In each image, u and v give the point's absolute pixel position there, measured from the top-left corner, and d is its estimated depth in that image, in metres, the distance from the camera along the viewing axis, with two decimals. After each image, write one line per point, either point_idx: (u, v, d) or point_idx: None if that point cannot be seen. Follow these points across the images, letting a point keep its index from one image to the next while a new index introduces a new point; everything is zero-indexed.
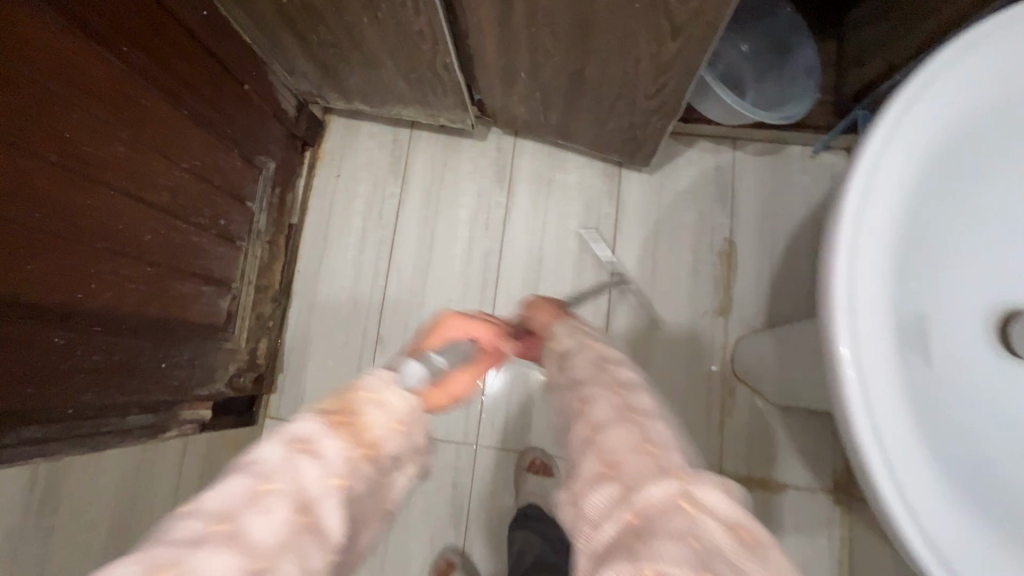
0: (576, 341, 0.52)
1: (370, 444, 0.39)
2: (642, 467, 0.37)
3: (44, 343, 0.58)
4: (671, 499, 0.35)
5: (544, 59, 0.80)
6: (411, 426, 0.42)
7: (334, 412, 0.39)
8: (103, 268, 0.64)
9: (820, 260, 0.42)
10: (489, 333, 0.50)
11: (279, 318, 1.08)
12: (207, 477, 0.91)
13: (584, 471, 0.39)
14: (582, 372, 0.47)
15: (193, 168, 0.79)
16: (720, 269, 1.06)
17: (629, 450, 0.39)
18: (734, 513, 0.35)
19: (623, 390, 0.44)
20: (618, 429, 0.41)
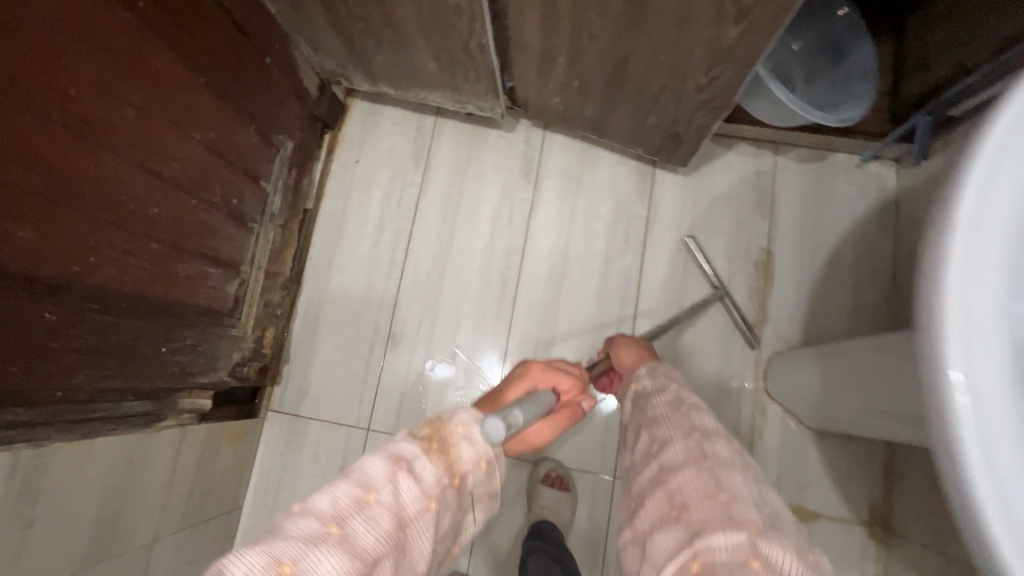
0: (658, 383, 0.60)
1: (459, 475, 0.41)
2: (709, 513, 0.41)
3: (35, 319, 0.52)
4: (739, 550, 0.38)
5: (589, 43, 0.74)
6: (492, 466, 0.43)
7: (431, 440, 0.40)
8: (105, 240, 0.59)
9: (924, 262, 0.34)
10: (567, 386, 0.61)
11: (289, 306, 1.02)
12: (202, 470, 0.85)
13: (662, 520, 0.44)
14: (660, 412, 0.54)
15: (207, 140, 0.74)
16: (756, 280, 1.00)
17: (699, 497, 0.43)
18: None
19: (698, 435, 0.49)
20: (692, 474, 0.45)
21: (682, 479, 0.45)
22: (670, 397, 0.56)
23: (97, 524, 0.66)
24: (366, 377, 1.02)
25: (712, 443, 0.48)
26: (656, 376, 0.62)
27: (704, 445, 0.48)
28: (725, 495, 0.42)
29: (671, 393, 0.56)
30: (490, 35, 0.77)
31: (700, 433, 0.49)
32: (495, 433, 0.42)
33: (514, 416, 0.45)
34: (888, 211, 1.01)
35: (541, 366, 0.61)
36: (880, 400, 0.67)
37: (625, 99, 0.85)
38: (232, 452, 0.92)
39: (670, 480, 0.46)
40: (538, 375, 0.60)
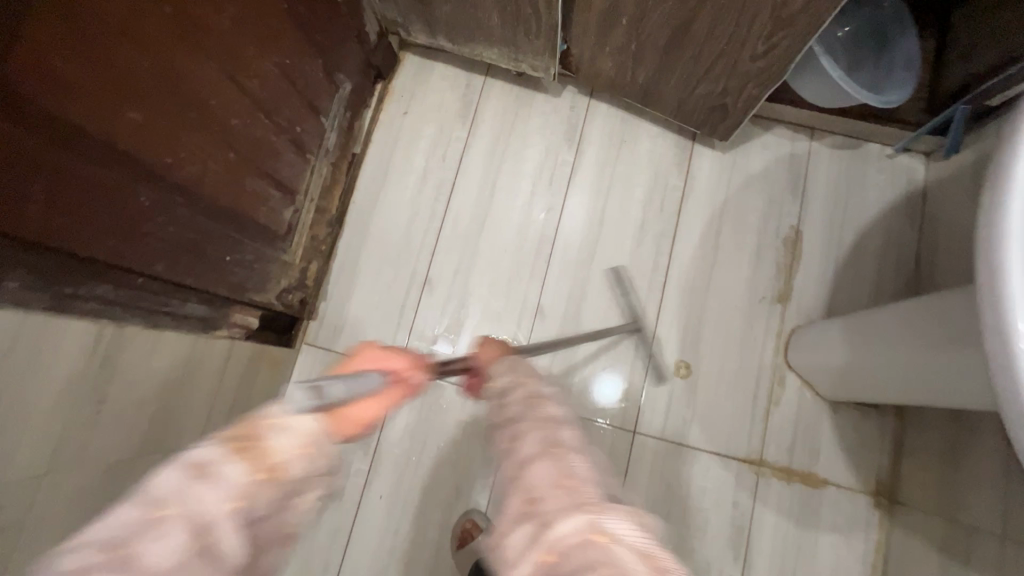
0: (512, 380, 0.51)
1: (274, 469, 0.33)
2: (558, 503, 0.39)
3: (130, 199, 0.55)
4: (584, 535, 0.37)
5: (653, 6, 0.78)
6: (320, 449, 0.36)
7: (231, 440, 0.33)
8: (192, 139, 0.62)
9: (985, 220, 0.42)
10: (405, 364, 0.46)
11: (330, 244, 1.06)
12: (245, 387, 0.88)
13: (513, 517, 0.40)
14: (514, 409, 0.47)
15: (282, 64, 0.77)
16: (784, 257, 1.04)
17: (548, 487, 0.40)
18: (642, 542, 0.38)
19: (550, 424, 0.45)
20: (542, 464, 0.42)
21: (532, 472, 0.42)
22: (524, 393, 0.49)
23: (156, 416, 0.69)
24: (400, 319, 1.05)
25: (561, 430, 0.45)
26: (513, 373, 0.52)
27: (554, 434, 0.44)
28: (571, 482, 0.41)
29: (524, 390, 0.49)
30: None
31: (551, 421, 0.46)
32: (303, 404, 0.36)
33: (328, 388, 0.38)
34: (914, 200, 1.05)
35: (373, 343, 0.48)
36: (918, 362, 0.71)
37: (678, 67, 0.89)
38: (268, 378, 0.95)
39: (521, 474, 0.42)
40: (366, 357, 0.46)
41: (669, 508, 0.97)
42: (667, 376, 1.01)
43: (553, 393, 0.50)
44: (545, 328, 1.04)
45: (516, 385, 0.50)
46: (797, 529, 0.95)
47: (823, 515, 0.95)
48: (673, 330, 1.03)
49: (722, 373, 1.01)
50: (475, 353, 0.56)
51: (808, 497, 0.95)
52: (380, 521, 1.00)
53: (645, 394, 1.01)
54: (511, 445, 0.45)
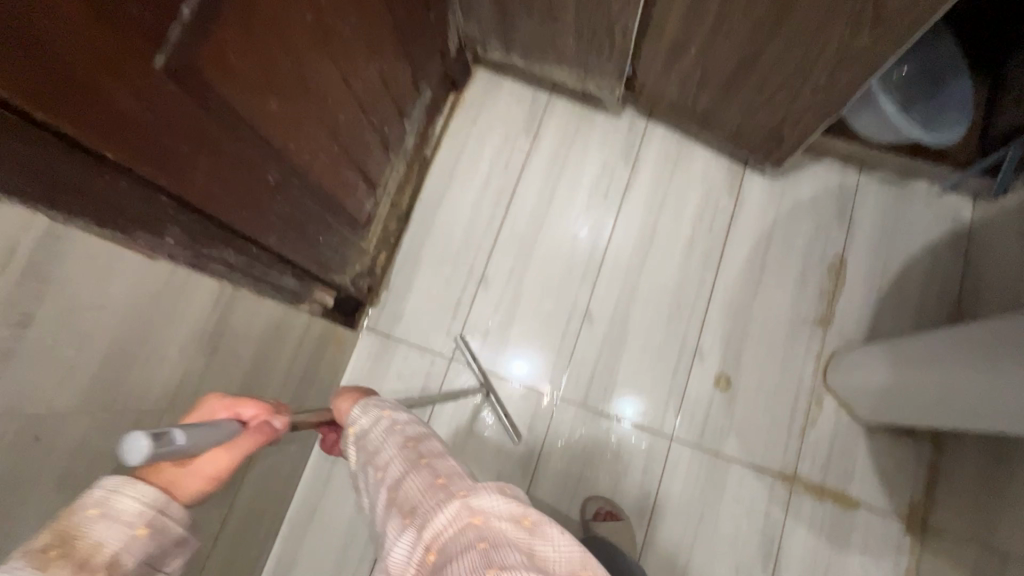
0: (372, 418, 0.52)
1: (108, 563, 0.35)
2: (431, 501, 0.44)
3: (263, 176, 0.63)
4: (461, 521, 0.43)
5: (723, 38, 0.85)
6: (156, 529, 0.38)
7: (49, 549, 0.33)
8: (311, 131, 0.70)
9: None
10: (260, 410, 0.48)
11: (396, 238, 1.13)
12: (315, 361, 0.95)
13: (396, 528, 0.44)
14: (378, 446, 0.50)
15: (382, 70, 0.85)
16: (827, 282, 1.08)
17: (422, 492, 0.45)
18: (510, 507, 0.45)
19: (414, 442, 0.49)
20: (412, 478, 0.46)
21: (408, 484, 0.45)
22: (385, 426, 0.51)
23: (246, 374, 0.77)
24: (455, 313, 1.12)
25: (427, 444, 0.49)
26: (369, 413, 0.52)
27: (419, 450, 0.48)
28: (442, 480, 0.45)
29: (382, 424, 0.51)
30: (636, 19, 0.88)
31: (414, 441, 0.49)
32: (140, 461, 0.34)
33: (173, 434, 0.36)
34: (961, 238, 1.08)
35: (220, 395, 0.48)
36: (964, 388, 0.74)
37: (739, 95, 0.94)
38: (334, 355, 1.02)
39: (398, 491, 0.46)
40: (218, 404, 0.47)
41: (702, 516, 1.00)
42: (706, 387, 1.05)
43: (414, 418, 0.53)
44: (592, 332, 1.09)
45: (377, 422, 0.52)
46: (826, 547, 0.97)
47: (855, 535, 0.97)
48: (714, 343, 1.07)
49: (762, 389, 1.04)
50: (332, 406, 0.57)
51: (840, 516, 0.98)
52: None
53: (684, 403, 1.05)
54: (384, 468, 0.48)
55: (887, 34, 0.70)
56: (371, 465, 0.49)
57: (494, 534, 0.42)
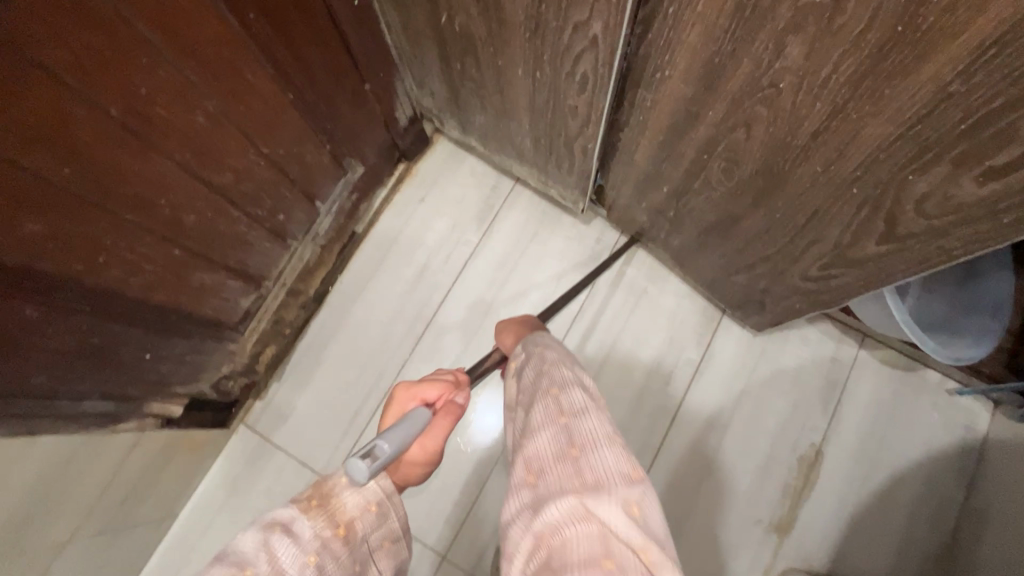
0: (528, 353, 0.61)
1: (345, 524, 0.50)
2: (561, 473, 0.45)
3: (11, 318, 0.46)
4: (578, 517, 0.41)
5: (699, 188, 0.67)
6: (383, 504, 0.53)
7: (311, 499, 0.50)
8: (120, 242, 0.54)
9: None
10: (442, 390, 0.64)
11: (300, 324, 0.97)
12: (145, 476, 0.78)
13: (522, 487, 0.47)
14: (528, 378, 0.57)
15: (273, 155, 0.70)
16: (795, 478, 0.88)
17: (553, 457, 0.47)
18: (633, 531, 0.40)
19: (556, 390, 0.52)
20: (547, 436, 0.48)
21: (538, 441, 0.49)
22: (535, 360, 0.59)
23: (10, 522, 0.60)
24: (349, 427, 0.95)
25: (568, 394, 0.51)
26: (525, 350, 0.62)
27: (560, 400, 0.51)
28: (574, 451, 0.46)
29: (537, 360, 0.58)
30: (598, 141, 0.71)
31: (557, 389, 0.52)
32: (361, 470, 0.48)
33: (379, 448, 0.50)
34: (967, 455, 0.88)
35: (406, 386, 0.64)
36: None
37: (716, 249, 0.76)
38: (186, 461, 0.86)
39: (529, 444, 0.50)
40: (406, 396, 0.63)
41: None
42: None
43: (561, 356, 0.58)
44: None
45: (531, 356, 0.60)
46: None
47: None
48: None
49: None
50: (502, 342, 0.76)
51: None
52: None
53: None
54: (527, 413, 0.54)
55: (904, 252, 0.51)
56: (520, 407, 0.55)
57: (615, 551, 0.39)
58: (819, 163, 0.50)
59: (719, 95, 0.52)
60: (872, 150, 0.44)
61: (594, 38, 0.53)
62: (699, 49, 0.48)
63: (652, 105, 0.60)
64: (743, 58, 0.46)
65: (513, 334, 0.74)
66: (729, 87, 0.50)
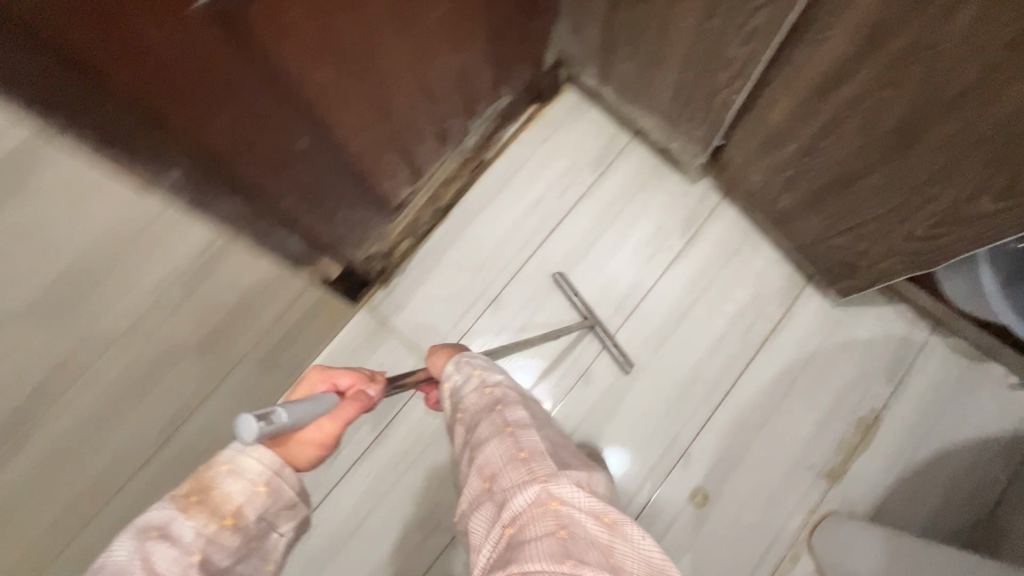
0: (464, 374, 0.67)
1: (232, 513, 0.50)
2: (512, 474, 0.54)
3: (290, 137, 0.61)
4: (539, 503, 0.51)
5: (827, 146, 0.76)
6: (273, 488, 0.52)
7: (190, 495, 0.49)
8: (360, 104, 0.67)
9: None
10: (352, 380, 0.68)
11: (427, 229, 1.10)
12: (303, 321, 0.93)
13: (480, 492, 0.55)
14: (470, 402, 0.64)
15: (461, 64, 0.81)
16: (851, 435, 0.97)
17: (505, 460, 0.55)
18: (590, 504, 0.52)
19: (502, 408, 0.61)
20: (495, 445, 0.57)
21: (490, 449, 0.57)
22: (476, 383, 0.66)
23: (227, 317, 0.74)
24: (457, 323, 1.08)
25: (511, 411, 0.61)
26: (459, 367, 0.68)
27: (505, 416, 0.60)
28: (523, 454, 0.55)
29: (478, 382, 0.66)
30: (742, 94, 0.81)
31: (503, 407, 0.62)
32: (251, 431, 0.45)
33: (276, 414, 0.48)
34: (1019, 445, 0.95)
35: (323, 370, 0.68)
36: None
37: (824, 210, 0.85)
38: (324, 323, 0.99)
39: (480, 453, 0.58)
40: (318, 378, 0.67)
41: None
42: (682, 496, 0.96)
43: (499, 381, 0.66)
44: (586, 391, 1.02)
45: (469, 378, 0.67)
46: None
47: None
48: (707, 453, 0.98)
49: (738, 521, 0.95)
50: (428, 362, 0.76)
51: None
52: (355, 501, 1.01)
53: (650, 506, 0.97)
54: (471, 430, 0.62)
55: (1013, 211, 0.61)
56: (463, 425, 0.63)
57: (571, 523, 0.49)
58: (956, 122, 0.59)
59: (876, 57, 0.61)
60: (1010, 113, 0.53)
61: None
62: (870, 13, 0.58)
63: (806, 64, 0.70)
64: (912, 23, 0.55)
65: (444, 355, 0.75)
66: (888, 50, 0.59)
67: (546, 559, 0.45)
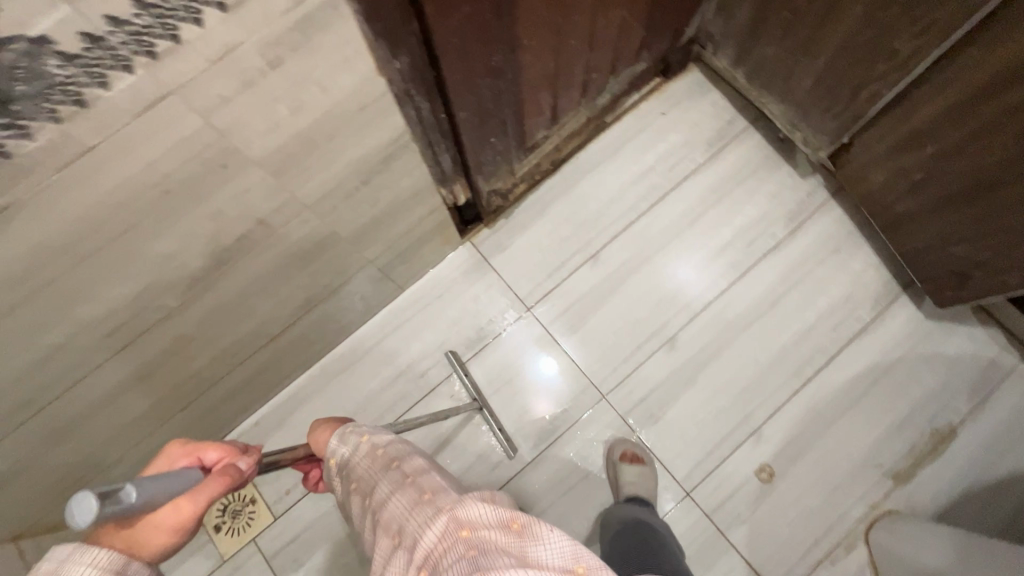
0: (353, 445, 0.55)
1: None
2: (419, 518, 0.44)
3: (488, 54, 0.66)
4: (449, 537, 0.41)
5: (968, 152, 0.78)
6: None
7: None
8: (545, 36, 0.72)
9: None
10: (223, 454, 0.50)
11: (537, 179, 1.15)
12: (424, 241, 0.99)
13: (389, 550, 0.44)
14: (362, 469, 0.52)
15: (624, 20, 0.85)
16: (924, 443, 0.99)
17: (408, 508, 0.45)
18: (497, 514, 0.43)
19: (398, 463, 0.51)
20: (397, 498, 0.46)
21: (393, 503, 0.46)
22: (366, 449, 0.54)
23: (380, 215, 0.81)
24: (552, 273, 1.12)
25: (409, 461, 0.51)
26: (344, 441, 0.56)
27: (403, 469, 0.50)
28: (427, 495, 0.46)
29: (365, 449, 0.54)
30: (894, 90, 0.83)
31: (398, 460, 0.51)
32: (87, 519, 0.34)
33: (124, 492, 0.37)
34: None
35: (182, 440, 0.50)
36: None
37: (948, 216, 0.87)
38: (436, 249, 1.05)
39: (383, 512, 0.47)
40: (173, 453, 0.48)
41: None
42: (746, 469, 1.01)
43: (392, 441, 0.55)
44: (668, 357, 1.07)
45: (358, 447, 0.55)
46: None
47: None
48: (777, 434, 1.02)
49: (796, 503, 0.99)
50: (314, 439, 0.61)
51: None
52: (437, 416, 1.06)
53: (714, 474, 1.01)
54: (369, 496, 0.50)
55: None
56: (359, 493, 0.52)
57: (482, 544, 0.40)
58: None
59: None
60: None
61: None
62: None
63: (973, 67, 0.71)
64: None
65: (328, 429, 0.60)
66: None
67: None
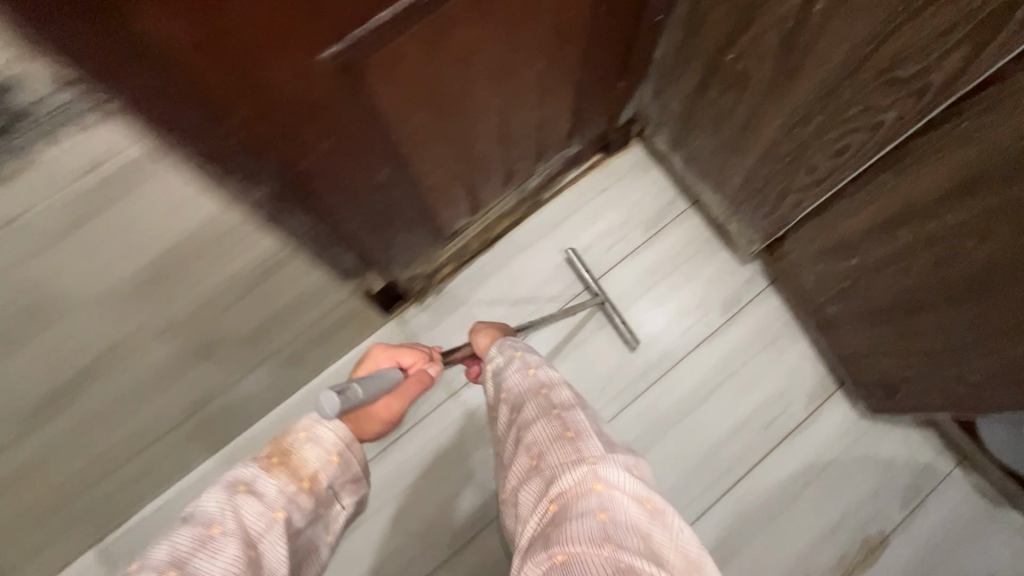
0: (506, 355, 0.66)
1: (311, 477, 0.56)
2: (559, 452, 0.49)
3: (369, 172, 0.63)
4: (585, 485, 0.45)
5: (888, 272, 0.75)
6: (343, 455, 0.59)
7: (271, 457, 0.55)
8: (439, 148, 0.69)
9: None
10: (415, 359, 0.80)
11: (470, 254, 1.11)
12: (338, 327, 0.94)
13: (527, 469, 0.50)
14: (519, 386, 0.59)
15: (541, 116, 0.82)
16: (855, 552, 0.96)
17: (552, 438, 0.50)
18: (635, 486, 0.46)
19: (546, 391, 0.57)
20: (543, 424, 0.52)
21: (537, 427, 0.52)
22: (520, 365, 0.62)
23: (271, 318, 0.76)
24: None
25: (556, 393, 0.57)
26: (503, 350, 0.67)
27: (551, 400, 0.55)
28: (570, 433, 0.50)
29: (518, 362, 0.63)
30: (818, 200, 0.80)
31: (547, 388, 0.57)
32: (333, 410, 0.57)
33: (351, 391, 0.60)
34: None
35: (385, 349, 0.82)
36: None
37: (874, 328, 0.84)
38: (356, 330, 1.01)
39: (527, 432, 0.53)
40: (385, 355, 0.81)
41: None
42: None
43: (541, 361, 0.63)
44: None
45: (512, 359, 0.65)
46: None
47: None
48: (707, 537, 0.97)
49: None
50: (477, 339, 0.81)
51: None
52: None
53: None
54: (515, 411, 0.57)
55: None
56: (507, 406, 0.59)
57: (614, 506, 0.43)
58: None
59: (964, 205, 0.59)
60: None
61: (879, 124, 0.62)
62: (972, 161, 0.56)
63: (889, 190, 0.69)
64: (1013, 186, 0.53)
65: (488, 334, 0.80)
66: (979, 202, 0.58)
67: (584, 542, 0.40)
